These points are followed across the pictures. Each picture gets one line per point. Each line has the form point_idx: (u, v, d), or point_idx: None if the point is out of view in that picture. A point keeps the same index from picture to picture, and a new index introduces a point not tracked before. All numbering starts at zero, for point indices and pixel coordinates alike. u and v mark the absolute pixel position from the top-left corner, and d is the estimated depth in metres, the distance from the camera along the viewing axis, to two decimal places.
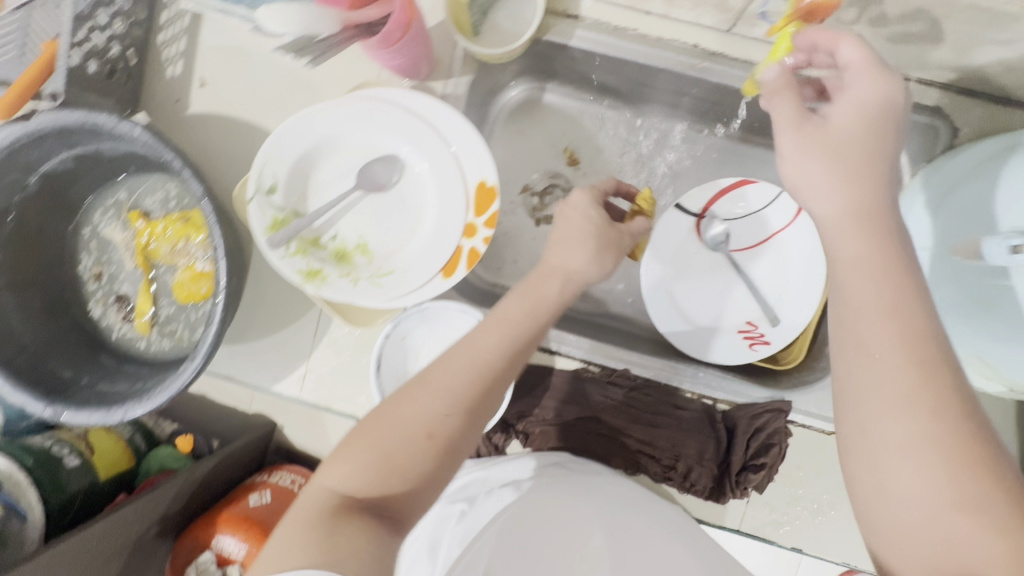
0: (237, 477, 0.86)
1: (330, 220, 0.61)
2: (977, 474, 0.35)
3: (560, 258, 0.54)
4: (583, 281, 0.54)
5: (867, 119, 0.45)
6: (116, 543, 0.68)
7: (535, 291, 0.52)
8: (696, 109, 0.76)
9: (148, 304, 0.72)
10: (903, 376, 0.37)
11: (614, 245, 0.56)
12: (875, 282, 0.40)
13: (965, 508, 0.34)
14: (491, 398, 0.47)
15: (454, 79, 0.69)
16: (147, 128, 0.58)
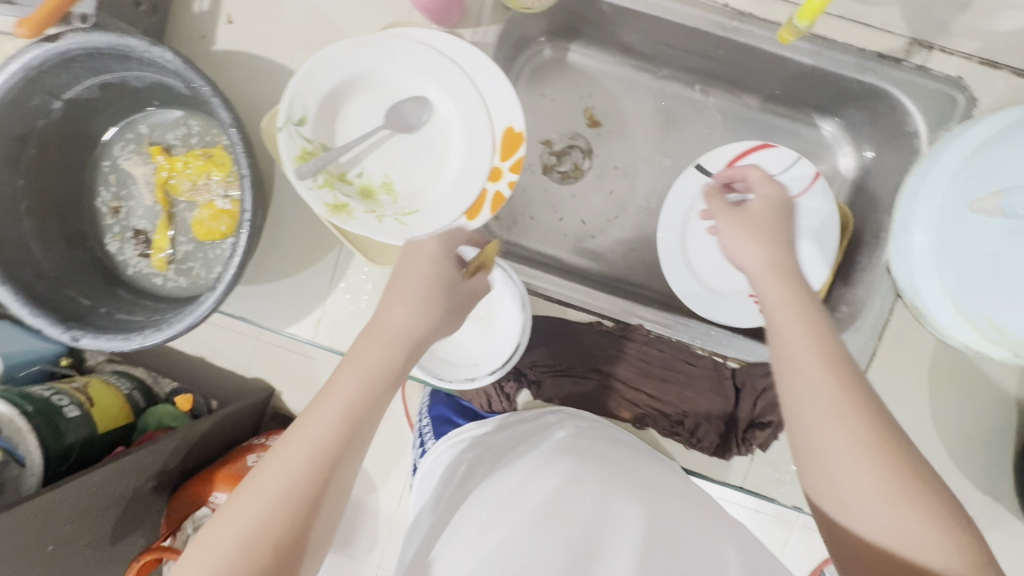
0: (227, 440, 0.94)
1: (357, 156, 0.61)
2: (922, 502, 0.42)
3: (394, 309, 0.51)
4: (418, 331, 0.50)
5: (769, 210, 0.63)
6: (119, 488, 0.75)
7: (363, 353, 0.48)
8: (718, 74, 0.77)
9: (165, 242, 0.72)
10: (830, 389, 0.47)
11: (445, 290, 0.53)
12: (794, 316, 0.51)
13: (920, 530, 0.41)
14: (358, 437, 0.45)
15: (483, 28, 0.68)
16: (177, 53, 0.58)
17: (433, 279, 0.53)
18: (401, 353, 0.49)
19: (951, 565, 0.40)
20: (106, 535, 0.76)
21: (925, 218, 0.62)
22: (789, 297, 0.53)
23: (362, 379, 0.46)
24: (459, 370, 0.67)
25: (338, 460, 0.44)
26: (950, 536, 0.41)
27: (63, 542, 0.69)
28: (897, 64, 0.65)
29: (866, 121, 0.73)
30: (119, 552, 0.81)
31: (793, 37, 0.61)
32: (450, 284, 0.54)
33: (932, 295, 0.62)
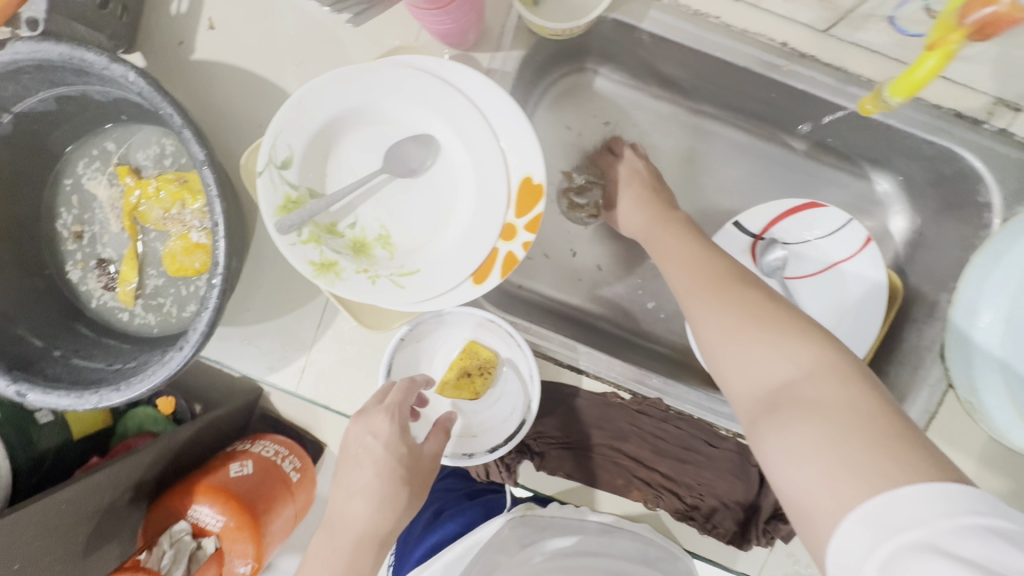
0: (218, 445, 0.86)
1: (350, 204, 0.53)
2: (796, 332, 0.42)
3: (347, 508, 0.51)
4: (374, 527, 0.51)
5: (646, 193, 0.65)
6: (82, 510, 0.68)
7: (327, 554, 0.50)
8: (764, 115, 0.68)
9: (132, 274, 0.64)
10: (734, 337, 0.44)
11: (403, 476, 0.52)
12: (694, 275, 0.51)
13: (795, 351, 0.41)
14: None
15: (502, 53, 0.59)
16: (141, 73, 0.48)
17: (386, 464, 0.51)
18: (361, 549, 0.50)
19: (824, 379, 0.38)
20: (77, 550, 0.69)
21: (995, 299, 0.55)
22: (649, 220, 0.62)
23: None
24: (457, 441, 0.61)
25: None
26: (824, 350, 0.40)
27: (28, 562, 0.63)
28: (975, 125, 0.57)
29: (927, 181, 0.64)
30: (96, 565, 0.73)
31: (878, 109, 0.53)
32: (405, 463, 0.52)
33: (991, 394, 0.55)
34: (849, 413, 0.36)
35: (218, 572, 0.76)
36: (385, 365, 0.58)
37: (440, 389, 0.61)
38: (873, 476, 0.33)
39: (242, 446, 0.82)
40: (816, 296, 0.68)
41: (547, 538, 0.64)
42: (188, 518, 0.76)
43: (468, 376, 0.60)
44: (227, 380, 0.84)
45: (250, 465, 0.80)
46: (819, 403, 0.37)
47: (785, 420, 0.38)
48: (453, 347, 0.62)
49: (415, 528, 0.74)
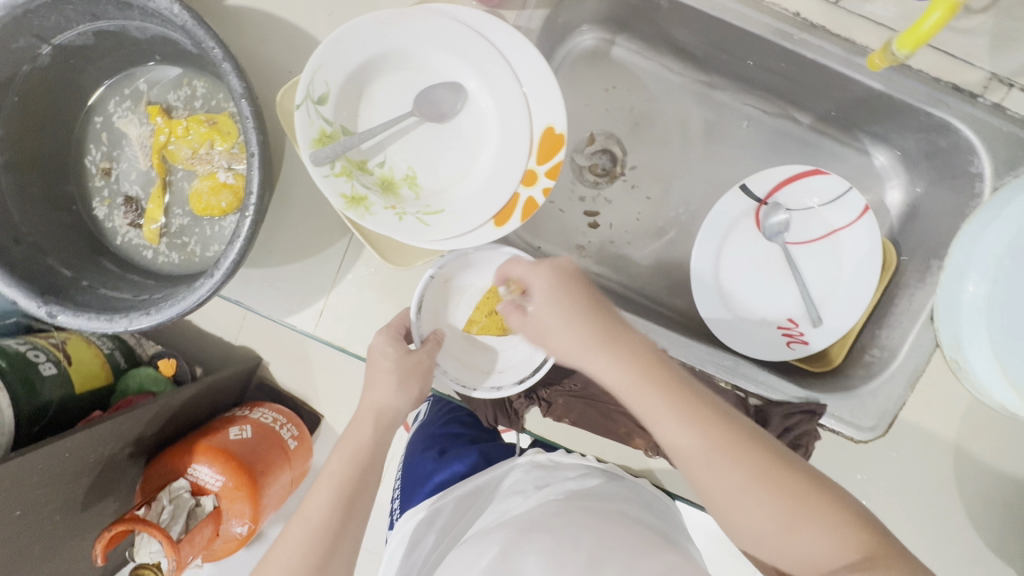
0: (211, 407, 0.89)
1: (380, 144, 0.56)
2: (754, 457, 0.47)
3: (372, 399, 0.61)
4: (393, 412, 0.61)
5: (560, 280, 0.55)
6: (87, 459, 0.70)
7: (352, 440, 0.61)
8: (773, 86, 0.72)
9: (159, 212, 0.66)
10: (689, 441, 0.47)
11: (419, 371, 0.60)
12: (627, 376, 0.50)
13: (773, 508, 0.46)
14: (364, 492, 0.59)
15: (528, 11, 0.62)
16: (186, 6, 0.50)
17: (403, 369, 0.59)
18: (382, 429, 0.61)
19: (798, 533, 0.45)
20: (77, 500, 0.71)
21: (982, 267, 0.58)
22: (568, 311, 0.54)
23: (348, 463, 0.59)
24: (487, 377, 0.64)
25: (352, 516, 0.58)
26: (759, 453, 0.47)
27: (29, 509, 0.65)
28: (971, 99, 0.60)
29: (922, 155, 0.68)
30: (93, 519, 0.75)
31: (885, 65, 0.56)
32: (418, 365, 0.60)
33: (976, 352, 0.59)
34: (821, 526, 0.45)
35: (214, 532, 0.78)
36: (417, 299, 0.61)
37: (469, 327, 0.65)
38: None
39: (242, 412, 0.88)
40: (815, 261, 0.71)
41: (563, 481, 0.65)
42: (186, 478, 0.77)
43: (497, 313, 0.64)
44: (225, 346, 0.95)
45: (248, 432, 0.84)
46: (776, 518, 0.46)
47: (745, 517, 0.47)
48: (481, 283, 0.65)
49: (424, 467, 0.75)
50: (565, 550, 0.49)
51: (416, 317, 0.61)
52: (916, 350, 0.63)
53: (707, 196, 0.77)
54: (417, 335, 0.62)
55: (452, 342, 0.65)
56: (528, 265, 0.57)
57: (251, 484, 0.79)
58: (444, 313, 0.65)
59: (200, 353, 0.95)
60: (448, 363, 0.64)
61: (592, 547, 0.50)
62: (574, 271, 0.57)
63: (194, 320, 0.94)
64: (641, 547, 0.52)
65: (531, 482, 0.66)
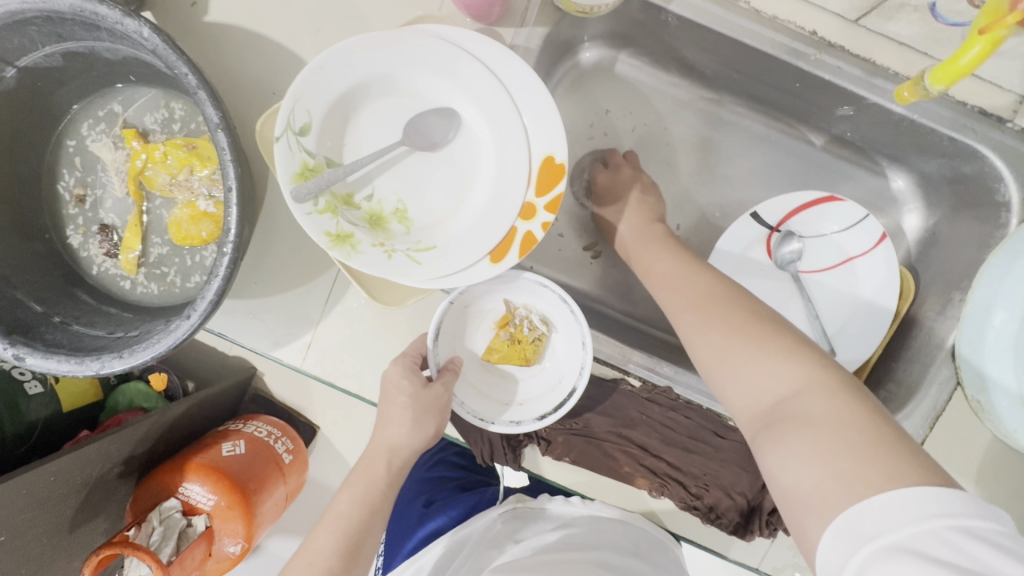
0: (207, 422, 0.85)
1: (367, 175, 0.52)
2: (788, 350, 0.45)
3: (385, 432, 0.54)
4: (408, 451, 0.55)
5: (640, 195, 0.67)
6: (73, 481, 0.67)
7: (361, 480, 0.53)
8: (785, 104, 0.68)
9: (136, 241, 0.62)
10: (711, 336, 0.49)
11: (435, 408, 0.55)
12: (676, 281, 0.56)
13: (788, 367, 0.44)
14: (372, 534, 0.52)
15: (526, 30, 0.58)
16: (156, 29, 0.46)
17: (420, 402, 0.54)
18: (395, 471, 0.55)
19: (815, 394, 0.41)
20: (64, 523, 0.68)
21: (1012, 299, 0.55)
22: (638, 238, 0.63)
23: (355, 506, 0.52)
24: (506, 409, 0.60)
25: (354, 566, 0.50)
26: (813, 369, 0.43)
27: (13, 534, 0.62)
28: (998, 124, 0.57)
29: (943, 179, 0.65)
30: (83, 539, 0.72)
31: (914, 97, 0.53)
32: (434, 401, 0.55)
33: (1001, 396, 0.56)
34: (841, 423, 0.39)
35: (206, 552, 0.75)
36: (435, 325, 0.57)
37: (489, 355, 0.60)
38: (854, 482, 0.36)
39: (235, 425, 0.81)
40: (828, 289, 0.68)
41: (541, 533, 0.63)
42: (178, 496, 0.75)
43: (519, 342, 0.60)
44: (218, 357, 0.86)
45: (242, 446, 0.79)
46: (814, 418, 0.40)
47: (780, 437, 0.41)
48: (502, 308, 0.62)
49: (408, 521, 0.74)
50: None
51: (433, 342, 0.57)
52: (937, 388, 0.60)
53: (715, 220, 0.73)
54: (434, 362, 0.58)
55: (470, 370, 0.61)
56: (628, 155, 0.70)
57: (245, 499, 0.76)
58: (462, 338, 0.61)
59: (192, 364, 0.88)
60: (466, 394, 0.59)
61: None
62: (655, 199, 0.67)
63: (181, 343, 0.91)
64: None
65: (510, 535, 0.64)
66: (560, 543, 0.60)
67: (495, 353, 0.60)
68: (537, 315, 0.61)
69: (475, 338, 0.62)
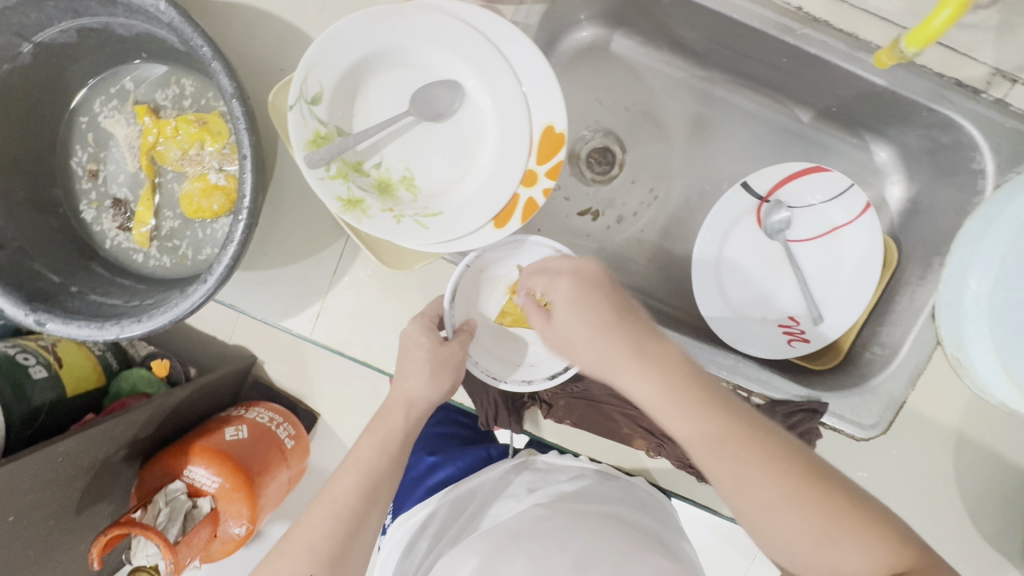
0: (206, 408, 0.87)
1: (376, 144, 0.55)
2: (762, 442, 0.44)
3: (402, 387, 0.57)
4: (425, 404, 0.57)
5: (580, 294, 0.52)
6: (80, 463, 0.69)
7: (381, 429, 0.56)
8: (773, 81, 0.71)
9: (149, 215, 0.64)
10: (687, 419, 0.45)
11: (451, 364, 0.58)
12: (600, 334, 0.50)
13: (769, 464, 0.43)
14: (386, 487, 0.54)
15: (525, 6, 0.60)
16: (172, 3, 0.49)
17: (437, 359, 0.57)
18: (413, 422, 0.57)
19: (801, 489, 0.42)
20: (72, 503, 0.70)
21: (985, 264, 0.57)
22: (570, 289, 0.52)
23: (376, 452, 0.55)
24: (516, 369, 0.63)
25: (374, 507, 0.53)
26: (790, 461, 0.43)
27: (23, 512, 0.64)
28: (975, 95, 0.60)
29: (923, 151, 0.68)
30: (88, 521, 0.74)
31: (893, 62, 0.55)
32: (448, 359, 0.57)
33: (978, 349, 0.58)
34: (828, 509, 0.42)
35: (212, 533, 0.77)
36: (451, 288, 0.60)
37: (501, 318, 0.64)
38: (831, 544, 0.41)
39: (237, 412, 0.85)
40: (816, 257, 0.71)
41: (555, 484, 0.66)
42: (183, 480, 0.76)
43: None
44: (222, 346, 0.93)
45: (245, 431, 0.82)
46: (796, 504, 0.42)
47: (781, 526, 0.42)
48: (514, 274, 0.64)
49: (413, 474, 0.77)
50: (552, 554, 0.51)
51: (450, 305, 0.60)
52: (917, 348, 0.63)
53: (707, 193, 0.76)
54: (450, 324, 0.61)
55: (483, 333, 0.64)
56: (560, 269, 0.55)
57: (249, 481, 0.78)
58: (475, 301, 0.63)
59: (192, 352, 0.93)
60: (479, 354, 0.62)
61: (580, 548, 0.52)
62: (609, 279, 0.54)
63: (188, 322, 0.93)
64: (631, 548, 0.54)
65: (522, 483, 0.67)
66: (575, 493, 0.64)
67: (507, 317, 0.63)
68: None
69: (488, 302, 0.64)
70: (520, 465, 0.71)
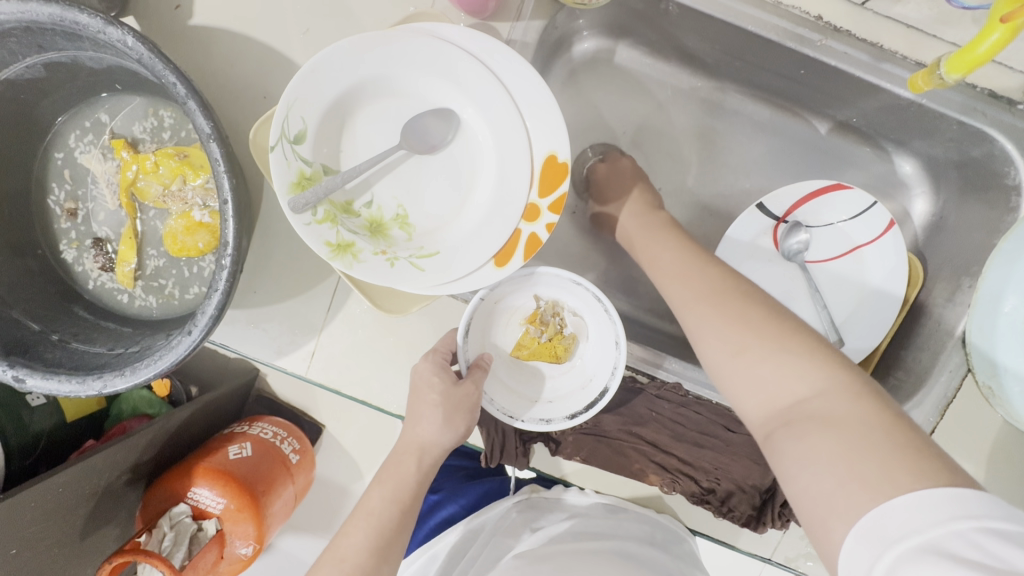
0: (212, 426, 0.84)
1: (366, 182, 0.51)
2: (804, 349, 0.44)
3: (415, 428, 0.52)
4: (438, 450, 0.53)
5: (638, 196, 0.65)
6: (80, 491, 0.66)
7: (392, 476, 0.52)
8: (787, 91, 0.67)
9: (131, 253, 0.61)
10: (675, 267, 0.55)
11: (466, 406, 0.53)
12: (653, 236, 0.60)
13: (809, 370, 0.42)
14: (399, 540, 0.50)
15: (523, 24, 0.56)
16: (140, 38, 0.45)
17: (450, 402, 0.53)
18: (426, 469, 0.53)
19: (835, 397, 0.40)
20: (75, 533, 0.67)
21: (1023, 284, 0.55)
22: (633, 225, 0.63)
23: (388, 503, 0.51)
24: (534, 406, 0.59)
25: (385, 564, 0.49)
26: (835, 372, 0.42)
27: (24, 545, 0.62)
28: (1010, 107, 0.56)
29: (951, 163, 0.63)
30: (94, 547, 0.72)
31: (928, 86, 0.51)
32: (464, 402, 0.53)
33: (1011, 381, 0.56)
34: (863, 429, 0.37)
35: (218, 554, 0.74)
36: (463, 321, 0.56)
37: (517, 351, 0.59)
38: (883, 485, 0.34)
39: (240, 428, 0.80)
40: (837, 279, 0.67)
41: (556, 522, 0.65)
42: (187, 502, 0.74)
43: (551, 340, 0.59)
44: (218, 361, 0.83)
45: (249, 448, 0.78)
46: (826, 415, 0.39)
47: (802, 437, 0.39)
48: (531, 304, 0.60)
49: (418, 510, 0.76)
50: None
51: (463, 339, 0.56)
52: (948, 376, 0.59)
53: (718, 210, 0.72)
54: (463, 358, 0.57)
55: (499, 367, 0.59)
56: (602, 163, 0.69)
57: (255, 503, 0.75)
58: (490, 333, 0.59)
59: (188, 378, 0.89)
60: (494, 390, 0.58)
61: None
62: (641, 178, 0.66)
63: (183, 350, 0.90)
64: None
65: (526, 523, 0.66)
66: (572, 532, 0.62)
67: (523, 349, 0.59)
68: (568, 312, 0.60)
69: (498, 334, 0.60)
70: (520, 499, 0.70)
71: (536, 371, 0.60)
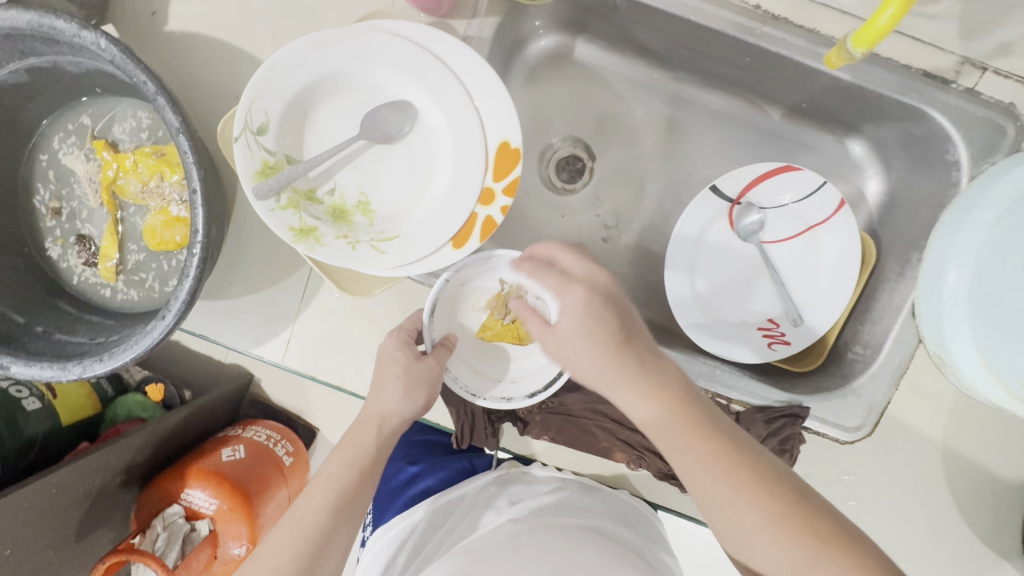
0: (207, 430, 0.85)
1: (328, 171, 0.54)
2: (667, 382, 0.47)
3: (378, 398, 0.55)
4: (398, 419, 0.55)
5: (570, 280, 0.50)
6: (77, 492, 0.68)
7: (352, 442, 0.54)
8: (739, 80, 0.70)
9: (112, 249, 0.63)
10: (567, 299, 0.49)
11: (427, 379, 0.56)
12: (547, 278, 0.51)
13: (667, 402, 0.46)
14: (359, 501, 0.53)
15: (478, 20, 0.59)
16: (112, 40, 0.48)
17: (411, 373, 0.55)
18: (386, 437, 0.55)
19: (707, 439, 0.44)
20: (70, 532, 0.69)
21: (963, 258, 0.55)
22: (588, 291, 0.49)
23: (347, 467, 0.53)
24: (497, 385, 0.61)
25: (343, 525, 0.51)
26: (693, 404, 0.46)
27: (17, 549, 0.63)
28: (944, 85, 0.58)
29: (898, 143, 0.66)
30: (89, 548, 0.73)
31: (843, 63, 0.54)
32: (427, 376, 0.56)
33: (960, 349, 0.55)
34: (748, 472, 0.43)
35: (212, 554, 0.76)
36: (430, 303, 0.57)
37: (482, 332, 0.61)
38: (793, 542, 0.40)
39: (235, 432, 0.82)
40: (794, 259, 0.69)
41: (536, 496, 0.65)
42: (180, 504, 0.76)
43: (514, 321, 0.61)
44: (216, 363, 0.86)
45: (242, 451, 0.79)
46: (714, 455, 0.44)
47: (705, 483, 0.43)
48: None
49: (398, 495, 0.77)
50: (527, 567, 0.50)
51: (428, 319, 0.58)
52: (899, 347, 0.61)
53: (680, 196, 0.74)
54: (429, 338, 0.58)
55: (464, 348, 0.62)
56: (560, 275, 0.50)
57: (246, 501, 0.77)
58: (455, 315, 0.62)
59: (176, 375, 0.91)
60: (459, 369, 0.60)
61: (558, 562, 0.51)
62: (618, 303, 0.49)
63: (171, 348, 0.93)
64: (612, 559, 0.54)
65: (504, 495, 0.67)
66: (551, 506, 0.62)
67: (489, 330, 0.61)
68: None
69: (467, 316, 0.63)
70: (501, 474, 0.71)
71: (501, 351, 0.62)
